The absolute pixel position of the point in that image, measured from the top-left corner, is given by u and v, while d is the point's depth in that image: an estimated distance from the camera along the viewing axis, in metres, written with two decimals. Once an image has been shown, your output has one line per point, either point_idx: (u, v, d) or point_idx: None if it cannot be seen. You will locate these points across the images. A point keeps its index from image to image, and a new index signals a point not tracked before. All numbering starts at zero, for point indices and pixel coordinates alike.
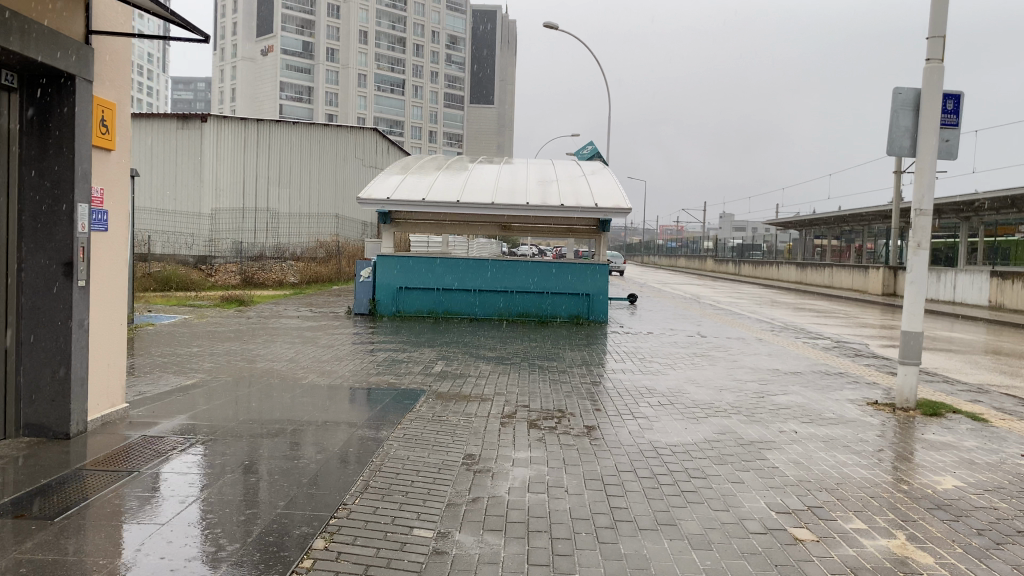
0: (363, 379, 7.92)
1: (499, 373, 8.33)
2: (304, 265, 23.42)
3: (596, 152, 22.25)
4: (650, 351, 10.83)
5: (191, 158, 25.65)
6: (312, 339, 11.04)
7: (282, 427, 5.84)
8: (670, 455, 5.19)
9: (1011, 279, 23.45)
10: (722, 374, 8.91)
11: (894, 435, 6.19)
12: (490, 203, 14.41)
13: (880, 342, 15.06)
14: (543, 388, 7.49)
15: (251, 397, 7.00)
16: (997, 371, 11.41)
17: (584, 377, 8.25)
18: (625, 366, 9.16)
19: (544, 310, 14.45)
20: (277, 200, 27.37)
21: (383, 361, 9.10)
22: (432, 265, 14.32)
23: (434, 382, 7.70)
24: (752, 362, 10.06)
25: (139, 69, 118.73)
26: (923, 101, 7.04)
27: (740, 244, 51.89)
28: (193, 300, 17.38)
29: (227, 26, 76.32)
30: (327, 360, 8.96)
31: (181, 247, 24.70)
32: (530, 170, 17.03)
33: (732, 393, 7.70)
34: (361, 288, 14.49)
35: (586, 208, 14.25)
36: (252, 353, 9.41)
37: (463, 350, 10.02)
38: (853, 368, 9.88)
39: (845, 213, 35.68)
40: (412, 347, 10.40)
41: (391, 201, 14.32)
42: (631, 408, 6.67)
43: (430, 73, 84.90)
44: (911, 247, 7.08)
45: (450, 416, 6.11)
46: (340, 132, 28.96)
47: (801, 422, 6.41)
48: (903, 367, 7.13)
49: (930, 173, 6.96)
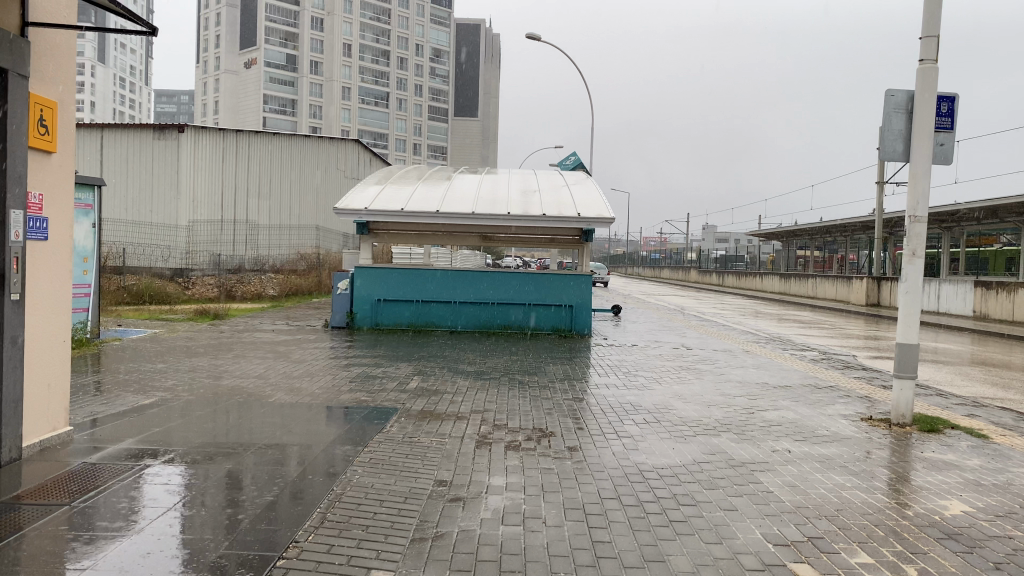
0: (334, 396, 7.51)
1: (478, 389, 7.96)
2: (283, 278, 22.98)
3: (579, 163, 21.98)
4: (635, 365, 10.48)
5: (168, 168, 25.08)
6: (284, 354, 10.61)
7: (242, 450, 5.42)
8: (657, 479, 4.84)
9: (996, 289, 23.30)
10: (710, 388, 8.57)
11: (892, 453, 5.86)
12: (470, 212, 14.07)
13: (868, 353, 14.82)
14: (523, 405, 7.12)
15: (213, 416, 6.58)
16: (988, 383, 11.16)
17: (567, 392, 7.89)
18: (609, 380, 8.80)
19: (526, 323, 14.09)
20: (257, 211, 26.91)
21: (356, 377, 8.71)
22: (412, 277, 13.95)
23: (408, 399, 7.32)
24: (740, 375, 9.74)
25: (122, 82, 117.87)
26: (916, 104, 6.74)
27: (724, 255, 51.80)
28: (166, 313, 16.91)
29: (209, 39, 75.96)
30: (298, 377, 8.55)
31: (158, 260, 23.96)
32: (512, 180, 16.71)
33: (721, 409, 7.35)
34: (339, 301, 14.04)
35: (569, 218, 13.94)
36: (219, 370, 8.98)
37: (441, 365, 9.64)
38: (844, 381, 9.57)
39: (828, 224, 35.65)
40: (389, 361, 10.00)
41: (368, 211, 13.93)
42: (616, 427, 6.31)
43: (414, 86, 84.72)
44: (906, 256, 6.77)
45: (423, 437, 5.73)
46: (321, 143, 28.59)
47: (794, 440, 6.08)
48: (899, 381, 6.82)
49: (924, 179, 6.68)
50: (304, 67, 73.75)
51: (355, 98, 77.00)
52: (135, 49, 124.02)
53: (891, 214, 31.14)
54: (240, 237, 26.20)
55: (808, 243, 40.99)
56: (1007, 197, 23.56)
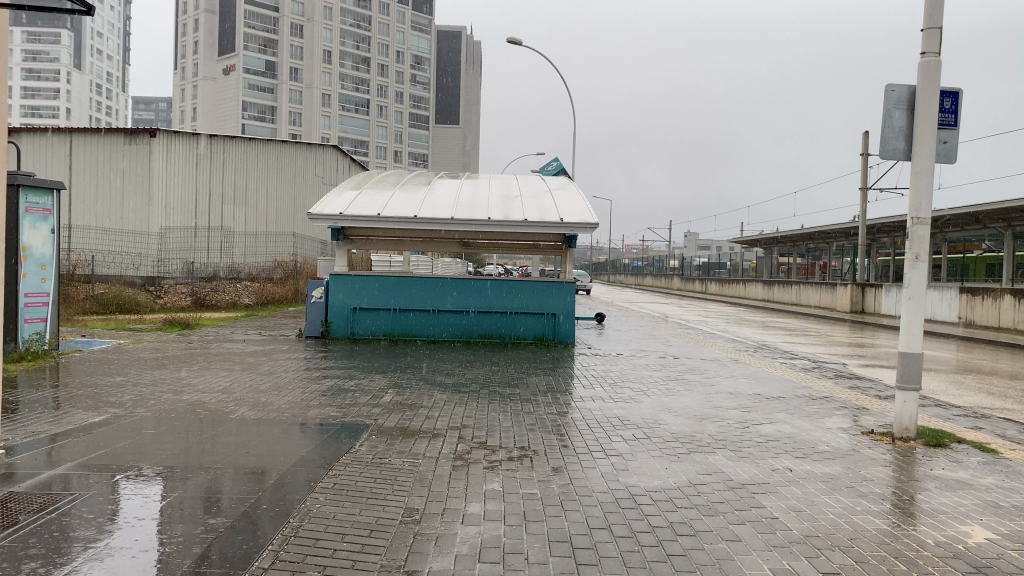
0: (302, 412, 7.02)
1: (456, 403, 7.49)
2: (259, 286, 22.42)
3: (561, 169, 21.57)
4: (621, 375, 10.05)
5: (139, 173, 24.32)
6: (253, 366, 10.09)
7: (193, 475, 4.92)
8: (651, 506, 4.40)
9: (981, 295, 23.15)
10: (701, 400, 8.15)
11: (898, 472, 5.47)
12: (449, 217, 13.62)
13: (858, 362, 14.51)
14: (504, 421, 6.67)
15: (168, 435, 6.07)
16: (983, 392, 10.84)
17: (550, 406, 7.44)
18: (594, 393, 8.36)
19: (508, 331, 13.65)
20: (232, 218, 26.28)
21: (328, 390, 8.21)
22: (389, 284, 13.48)
23: (380, 415, 6.84)
24: (731, 386, 9.34)
25: (99, 89, 116.52)
26: (918, 100, 6.39)
27: (706, 263, 51.60)
28: (133, 323, 16.27)
29: (188, 46, 75.09)
30: (265, 390, 8.04)
31: (127, 268, 23.64)
32: (494, 186, 16.26)
33: (714, 423, 6.93)
34: (312, 310, 13.51)
35: (551, 224, 13.54)
36: (182, 383, 8.46)
37: (418, 377, 9.15)
38: (838, 392, 9.18)
39: (811, 231, 35.54)
40: (363, 373, 9.50)
41: (343, 216, 13.45)
42: (604, 444, 5.87)
43: (395, 93, 84.19)
44: (908, 259, 6.41)
45: (394, 458, 5.26)
46: (299, 149, 28.06)
47: (794, 458, 5.67)
48: (902, 394, 6.43)
49: (927, 178, 6.33)
50: (284, 74, 73.10)
51: (336, 106, 76.44)
52: (113, 55, 122.56)
53: (874, 221, 31.00)
54: (216, 244, 25.79)
55: (790, 250, 40.91)
56: (990, 202, 23.40)
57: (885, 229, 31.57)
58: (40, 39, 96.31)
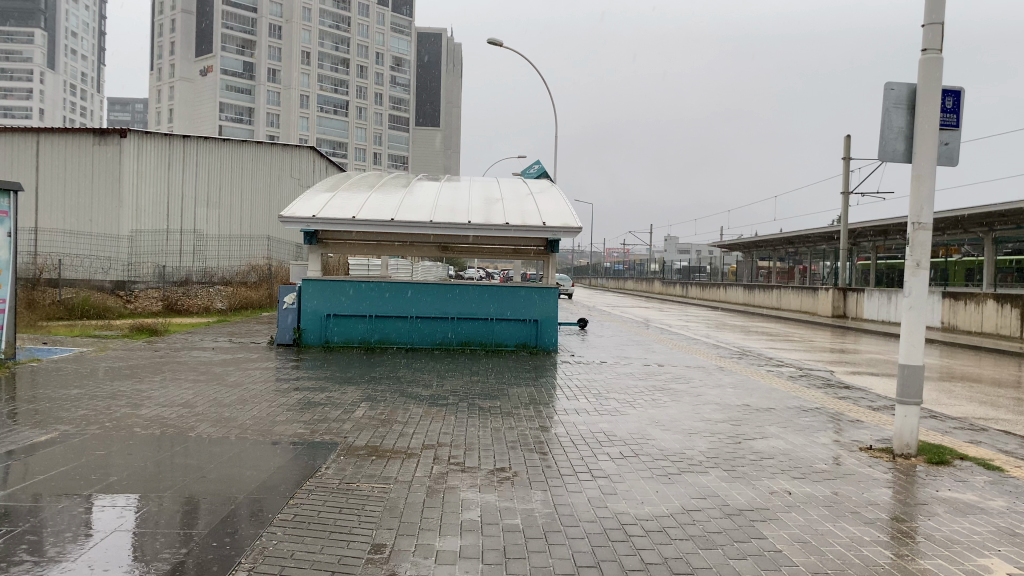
0: (266, 429, 6.56)
1: (432, 418, 7.08)
2: (232, 290, 21.91)
3: (543, 172, 21.17)
4: (605, 385, 9.66)
5: (109, 175, 23.60)
6: (219, 377, 9.59)
7: (139, 502, 4.48)
8: (644, 538, 4.02)
9: (963, 300, 23.09)
10: (689, 413, 7.76)
11: (902, 493, 5.14)
12: (428, 220, 13.20)
13: (844, 368, 14.25)
14: (483, 438, 6.26)
15: (118, 455, 5.60)
16: (974, 401, 10.57)
17: (532, 421, 7.03)
18: (577, 405, 7.96)
19: (488, 338, 13.25)
20: (205, 221, 25.68)
21: (296, 404, 7.74)
22: (364, 290, 13.04)
23: (350, 433, 6.40)
24: (718, 396, 9.00)
25: (72, 90, 114.55)
26: (919, 98, 6.07)
27: (686, 266, 51.42)
28: (100, 330, 15.67)
29: (164, 46, 74.00)
30: (229, 405, 7.56)
31: (95, 273, 22.96)
32: (474, 188, 15.84)
33: (704, 438, 6.55)
34: (284, 317, 13.06)
35: (533, 227, 13.16)
36: (141, 396, 7.97)
37: (392, 389, 8.71)
38: (829, 402, 8.84)
39: (791, 235, 35.45)
40: (334, 385, 9.03)
41: (317, 219, 12.99)
42: (589, 464, 5.48)
43: (374, 95, 83.54)
44: (909, 266, 6.10)
45: (363, 484, 4.83)
46: (275, 150, 27.51)
47: (793, 478, 5.32)
48: (902, 408, 6.10)
49: (929, 181, 6.02)
50: (262, 76, 72.27)
51: (315, 107, 75.75)
52: (87, 55, 120.63)
53: (854, 225, 30.92)
54: (188, 247, 25.22)
55: (770, 254, 40.84)
56: (971, 206, 23.29)
57: (866, 233, 31.50)
58: (12, 39, 94.39)
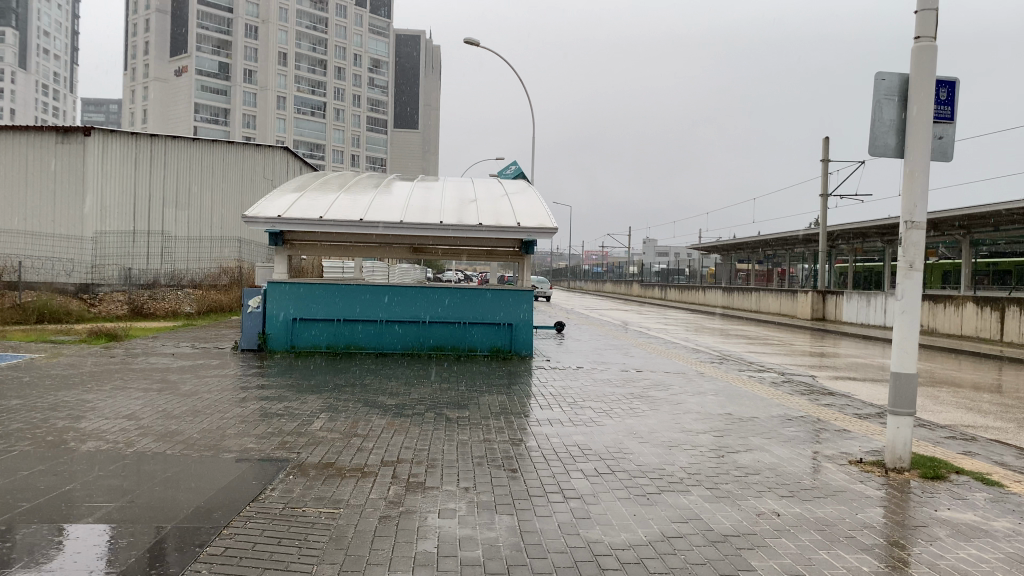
0: (214, 444, 6.05)
1: (396, 430, 6.62)
2: (202, 293, 21.33)
3: (520, 173, 20.79)
4: (582, 393, 9.24)
5: (72, 174, 22.79)
6: (174, 386, 9.06)
7: (50, 533, 3.97)
8: (619, 571, 3.58)
9: (942, 302, 22.95)
10: (669, 423, 7.35)
11: (900, 513, 4.75)
12: (398, 220, 12.73)
13: (826, 373, 13.94)
14: (447, 453, 5.80)
15: (42, 475, 5.08)
16: (961, 407, 10.26)
17: (502, 433, 6.59)
18: (551, 415, 7.52)
19: (460, 343, 12.80)
20: (173, 222, 25.03)
21: (252, 415, 7.24)
22: (331, 293, 12.52)
23: (303, 449, 5.92)
24: (699, 404, 8.60)
25: (45, 90, 112.58)
26: (912, 90, 5.70)
27: (665, 269, 51.26)
28: (56, 335, 14.99)
29: (137, 46, 72.84)
30: (178, 416, 7.04)
31: (58, 274, 22.24)
32: (448, 189, 15.39)
33: (685, 452, 6.13)
34: (249, 321, 12.54)
35: (508, 228, 12.73)
36: (84, 407, 7.43)
37: (356, 398, 8.22)
38: (813, 411, 8.48)
39: (769, 238, 35.35)
40: (295, 393, 8.52)
41: (282, 219, 12.47)
42: (560, 482, 5.05)
43: (352, 97, 82.87)
44: (901, 268, 5.73)
45: (309, 509, 4.36)
46: (246, 150, 26.93)
47: (782, 497, 4.92)
48: (894, 419, 5.72)
49: (921, 177, 5.67)
50: (238, 76, 71.34)
51: (291, 108, 74.95)
52: (59, 55, 118.64)
53: (833, 227, 30.83)
54: (156, 250, 24.59)
55: (749, 257, 40.70)
56: (950, 209, 23.22)
57: (844, 236, 31.45)
58: None
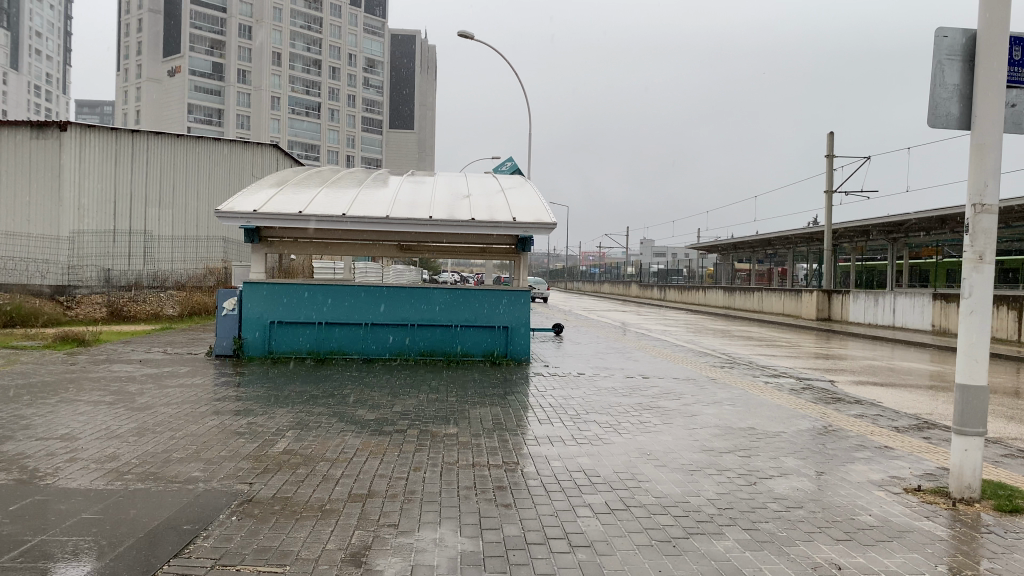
0: (155, 472, 5.11)
1: (372, 453, 5.68)
2: (185, 295, 20.41)
3: (515, 168, 19.84)
4: (584, 404, 8.28)
5: (48, 171, 21.86)
6: (131, 398, 8.13)
7: None
8: None
9: (955, 301, 21.85)
10: (687, 441, 6.40)
11: (987, 561, 3.83)
12: (384, 215, 11.79)
13: (841, 378, 13.04)
14: (430, 484, 4.87)
15: None
16: (997, 415, 9.33)
17: (495, 455, 5.66)
18: (551, 432, 6.58)
19: (452, 348, 11.86)
20: (157, 221, 24.08)
21: (206, 434, 6.29)
22: (313, 294, 11.62)
23: (258, 477, 4.99)
24: (716, 417, 7.69)
25: (36, 90, 111.04)
26: (981, 48, 4.79)
27: (663, 268, 50.29)
28: (20, 340, 13.97)
29: (130, 46, 71.76)
30: (120, 437, 6.09)
31: (32, 276, 21.00)
32: (439, 183, 14.46)
33: (711, 479, 5.21)
34: (224, 325, 11.61)
35: (502, 223, 11.82)
36: (17, 426, 6.47)
37: (330, 412, 7.30)
38: (844, 423, 7.56)
39: (771, 237, 34.49)
40: (265, 407, 7.59)
41: (257, 215, 11.51)
42: (565, 522, 4.13)
43: (346, 97, 81.94)
44: (968, 260, 4.82)
45: (244, 569, 3.43)
46: (233, 147, 26.02)
47: (838, 542, 4.00)
48: (961, 440, 4.81)
49: (993, 151, 4.76)
50: (231, 76, 70.33)
51: (286, 109, 73.99)
52: (52, 56, 117.07)
53: (836, 226, 29.96)
54: (138, 250, 23.57)
55: (748, 256, 39.85)
56: (960, 206, 22.36)
57: (847, 234, 30.57)
58: None
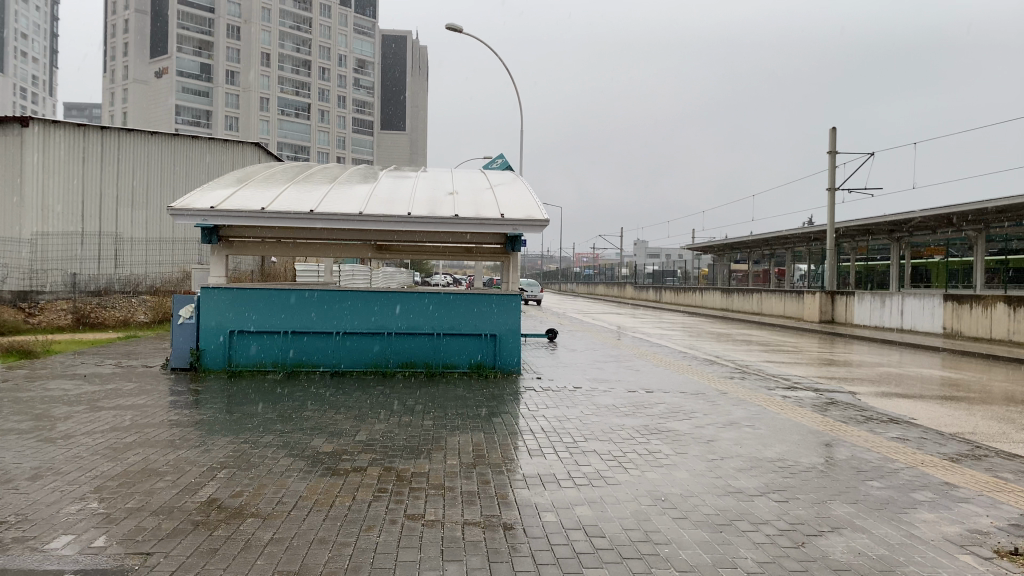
0: (28, 538, 3.94)
1: (319, 503, 4.50)
2: (157, 300, 19.18)
3: (506, 164, 18.66)
4: (580, 427, 7.13)
5: (9, 170, 20.66)
6: (51, 424, 6.94)
7: None
8: None
9: (967, 301, 20.76)
10: (706, 479, 5.27)
11: None
12: (357, 211, 10.65)
13: (858, 388, 11.94)
14: (382, 555, 3.70)
15: None
16: None
17: (473, 506, 4.49)
18: (544, 469, 5.42)
19: (435, 358, 10.71)
20: (129, 222, 22.92)
21: (119, 476, 5.10)
22: (279, 300, 10.45)
23: (160, 546, 3.83)
24: (735, 442, 6.58)
25: (22, 92, 109.49)
26: None
27: (659, 270, 49.25)
28: None
29: (116, 47, 70.35)
30: (7, 482, 4.92)
31: None
32: (422, 179, 13.35)
33: (747, 540, 4.07)
34: (180, 334, 10.41)
35: (488, 220, 10.71)
36: None
37: (278, 442, 6.14)
38: (890, 451, 6.40)
39: (769, 237, 33.48)
40: (205, 435, 6.44)
41: (216, 212, 10.39)
42: None
43: (336, 97, 80.75)
44: None
45: None
46: (209, 144, 24.92)
47: None
48: None
49: None
50: (219, 77, 69.08)
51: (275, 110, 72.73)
52: (37, 58, 114.74)
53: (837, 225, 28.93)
54: (108, 253, 22.37)
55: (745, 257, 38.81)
56: (969, 202, 21.28)
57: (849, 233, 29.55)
58: None
